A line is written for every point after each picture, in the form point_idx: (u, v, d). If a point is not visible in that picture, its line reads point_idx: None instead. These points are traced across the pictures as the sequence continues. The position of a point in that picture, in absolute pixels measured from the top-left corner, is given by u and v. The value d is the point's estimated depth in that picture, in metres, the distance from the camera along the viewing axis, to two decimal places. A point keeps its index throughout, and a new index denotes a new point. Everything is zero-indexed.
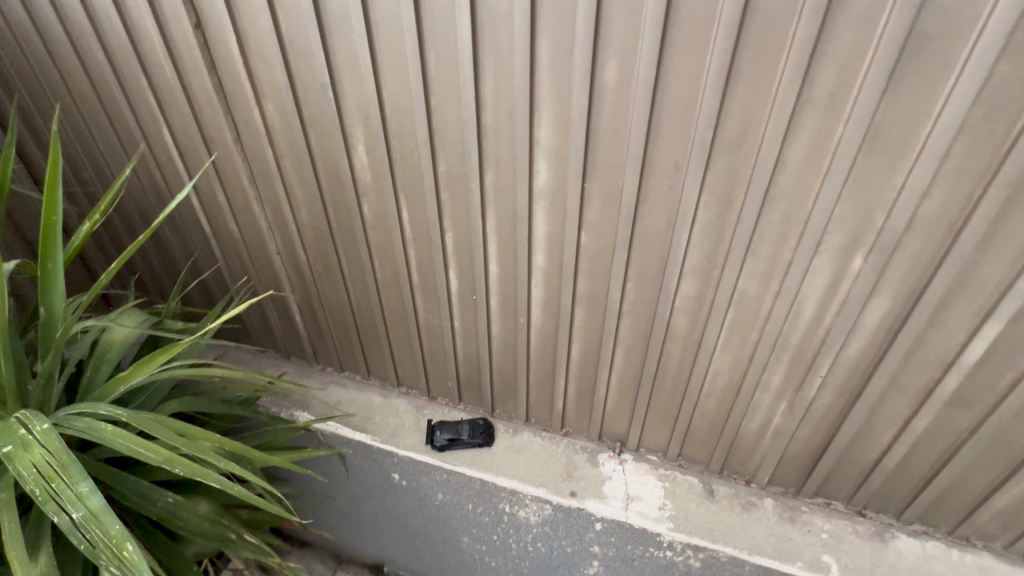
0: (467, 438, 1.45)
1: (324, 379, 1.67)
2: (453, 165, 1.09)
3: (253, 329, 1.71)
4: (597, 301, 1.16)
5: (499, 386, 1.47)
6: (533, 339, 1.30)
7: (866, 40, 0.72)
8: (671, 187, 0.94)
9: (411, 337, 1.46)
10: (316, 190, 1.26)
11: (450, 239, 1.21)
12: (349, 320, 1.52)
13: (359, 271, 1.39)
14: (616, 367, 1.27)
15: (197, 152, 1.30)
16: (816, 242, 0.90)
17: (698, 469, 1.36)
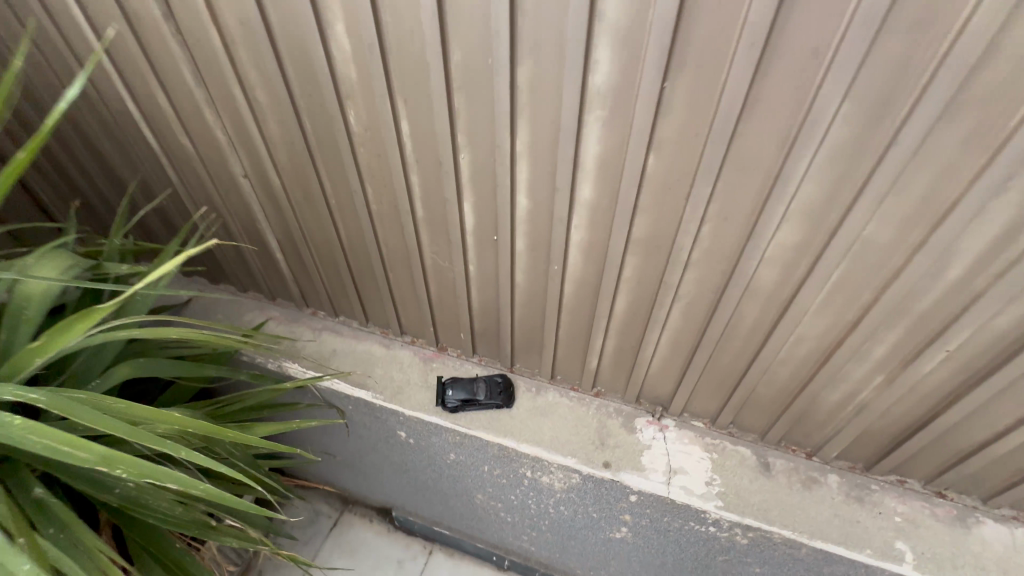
0: (483, 399, 1.25)
1: (316, 325, 1.45)
2: (472, 56, 0.77)
3: (230, 266, 1.46)
4: (657, 248, 0.89)
5: (521, 341, 1.25)
6: (568, 290, 1.05)
7: None
8: (798, 86, 0.64)
9: (416, 282, 1.21)
10: (284, 91, 0.94)
11: (466, 162, 0.92)
12: (340, 259, 1.25)
13: (348, 201, 1.10)
14: (670, 327, 1.03)
15: (121, 36, 0.96)
16: (1007, 173, 0.62)
17: (751, 439, 1.18)
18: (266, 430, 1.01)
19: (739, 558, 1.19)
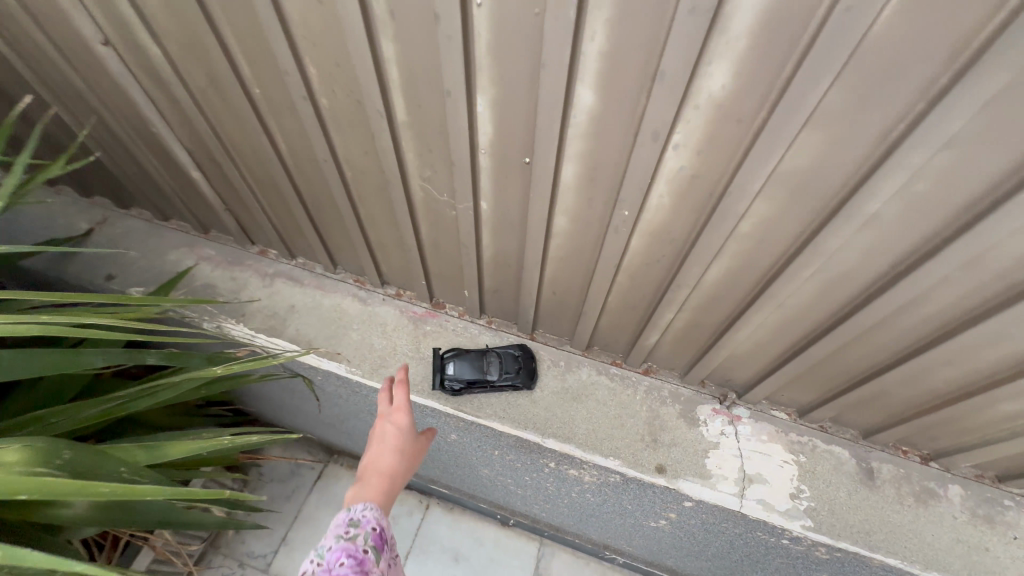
0: (494, 380, 0.92)
1: (267, 269, 1.08)
2: None
3: (139, 188, 1.05)
4: (819, 189, 0.51)
5: (549, 305, 0.90)
6: (634, 246, 0.68)
7: None
8: None
9: (398, 222, 0.82)
10: None
11: (483, 17, 0.49)
12: (283, 185, 0.84)
13: (282, 92, 0.67)
14: (787, 307, 0.68)
15: None
16: None
17: (849, 436, 0.90)
18: (181, 453, 0.69)
19: (809, 566, 0.97)
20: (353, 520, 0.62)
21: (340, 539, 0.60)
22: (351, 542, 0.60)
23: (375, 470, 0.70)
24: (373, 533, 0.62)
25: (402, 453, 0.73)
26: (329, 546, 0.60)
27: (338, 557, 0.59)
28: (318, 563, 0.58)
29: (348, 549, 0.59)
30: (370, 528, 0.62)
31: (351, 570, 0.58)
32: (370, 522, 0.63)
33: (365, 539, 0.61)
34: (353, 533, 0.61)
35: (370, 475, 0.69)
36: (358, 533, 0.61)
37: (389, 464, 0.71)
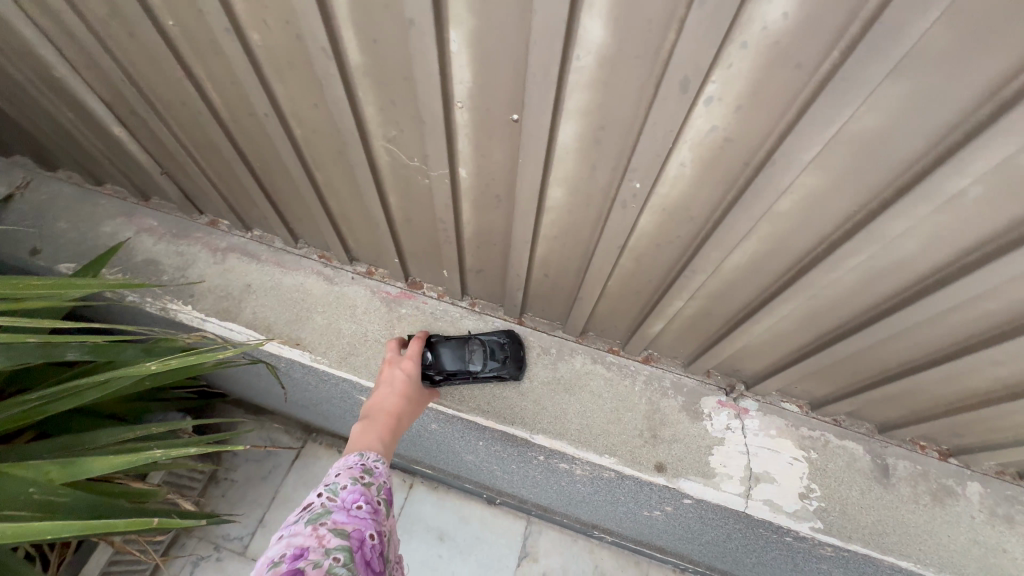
0: (479, 372, 0.81)
1: (219, 244, 0.95)
2: None
3: (60, 146, 0.89)
4: (888, 158, 0.40)
5: (540, 287, 0.79)
6: (644, 224, 0.57)
7: None
8: None
9: (363, 191, 0.69)
10: None
11: None
12: (222, 144, 0.70)
13: (204, 25, 0.53)
14: (820, 298, 0.58)
15: None
16: None
17: (864, 431, 0.83)
18: (105, 467, 0.59)
19: (809, 561, 0.92)
20: (368, 458, 0.62)
21: (358, 481, 0.57)
22: (368, 487, 0.57)
23: (382, 413, 0.70)
24: (384, 485, 0.60)
25: (407, 402, 0.73)
26: (343, 485, 0.56)
27: (356, 499, 0.55)
28: (332, 498, 0.55)
29: (365, 494, 0.56)
30: (383, 480, 0.60)
31: (367, 515, 0.55)
32: (381, 465, 0.62)
33: (379, 490, 0.59)
34: (369, 479, 0.59)
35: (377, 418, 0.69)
36: (374, 481, 0.59)
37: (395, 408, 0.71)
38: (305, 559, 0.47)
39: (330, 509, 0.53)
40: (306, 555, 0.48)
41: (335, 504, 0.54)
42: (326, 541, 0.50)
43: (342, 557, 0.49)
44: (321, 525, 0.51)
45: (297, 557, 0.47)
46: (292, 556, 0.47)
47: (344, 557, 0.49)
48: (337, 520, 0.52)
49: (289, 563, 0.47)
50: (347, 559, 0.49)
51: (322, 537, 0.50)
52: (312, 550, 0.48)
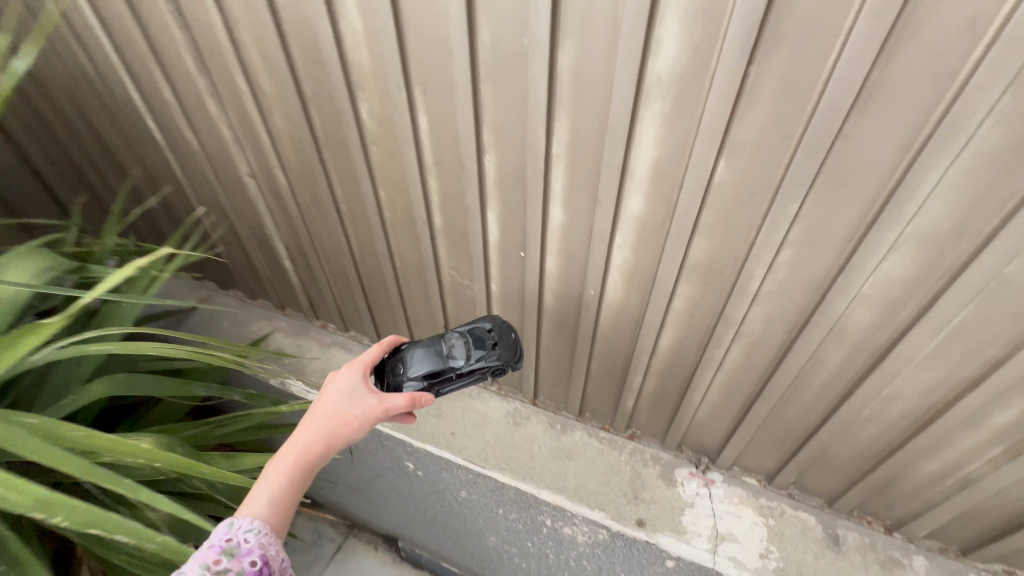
0: (461, 368, 0.76)
1: (325, 340, 1.34)
2: (504, 36, 0.63)
3: (240, 273, 1.37)
4: (718, 277, 0.74)
5: (547, 371, 1.09)
6: (605, 317, 0.90)
7: None
8: (934, 79, 0.48)
9: (431, 300, 1.08)
10: (292, 84, 0.83)
11: (491, 166, 0.78)
12: (350, 270, 1.14)
13: (361, 208, 0.99)
14: (726, 370, 0.86)
15: (126, 24, 0.89)
16: None
17: (815, 504, 1.00)
18: (252, 463, 0.90)
19: None
20: (240, 529, 0.60)
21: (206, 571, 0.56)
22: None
23: (294, 450, 0.66)
24: (250, 568, 0.57)
25: (336, 432, 0.67)
26: None
27: None
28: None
29: None
30: (248, 562, 0.57)
31: None
32: (253, 535, 0.59)
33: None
34: (224, 567, 0.57)
35: (286, 456, 0.66)
36: (232, 569, 0.57)
37: (313, 445, 0.66)
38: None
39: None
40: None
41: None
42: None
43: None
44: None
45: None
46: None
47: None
48: None
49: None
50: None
51: None
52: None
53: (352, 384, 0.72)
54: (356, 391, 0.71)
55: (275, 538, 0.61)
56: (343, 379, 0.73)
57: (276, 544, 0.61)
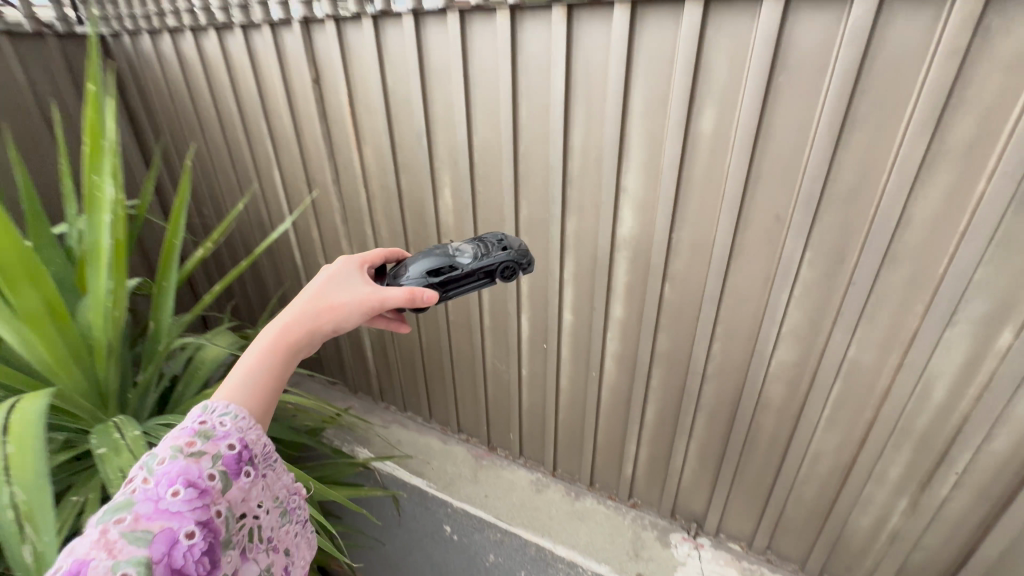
0: (465, 266, 0.84)
1: (387, 418, 1.67)
2: (535, 210, 1.08)
3: (327, 362, 1.77)
4: (678, 361, 1.07)
5: (563, 443, 1.38)
6: (605, 394, 1.22)
7: (1015, 88, 0.63)
8: (771, 242, 0.87)
9: (476, 382, 1.43)
10: (401, 231, 1.30)
11: (525, 284, 1.19)
12: (417, 358, 1.52)
13: (432, 312, 1.40)
14: (697, 437, 1.14)
15: (300, 194, 1.42)
16: (949, 313, 0.78)
17: (790, 569, 1.17)
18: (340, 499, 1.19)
19: None
20: (214, 412, 0.62)
21: (180, 458, 0.55)
22: (197, 463, 0.56)
23: (283, 328, 0.71)
24: (229, 453, 0.59)
25: (321, 314, 0.74)
26: (161, 463, 0.55)
27: (171, 483, 0.53)
28: (146, 483, 0.54)
29: (181, 479, 0.54)
30: (227, 447, 0.59)
31: (183, 503, 0.53)
32: (229, 421, 0.61)
33: (216, 462, 0.57)
34: (201, 451, 0.57)
35: (274, 333, 0.71)
36: (210, 454, 0.57)
37: (301, 321, 0.72)
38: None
39: (135, 500, 0.52)
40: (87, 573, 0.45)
41: (145, 494, 0.52)
42: (117, 550, 0.47)
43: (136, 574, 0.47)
44: (114, 527, 0.49)
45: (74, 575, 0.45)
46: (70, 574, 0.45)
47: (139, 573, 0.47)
48: (140, 515, 0.50)
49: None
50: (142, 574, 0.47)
51: (111, 545, 0.48)
52: (94, 564, 0.46)
53: (351, 282, 0.80)
54: (351, 288, 0.79)
55: (252, 417, 0.64)
56: (339, 276, 0.81)
57: (254, 429, 0.63)
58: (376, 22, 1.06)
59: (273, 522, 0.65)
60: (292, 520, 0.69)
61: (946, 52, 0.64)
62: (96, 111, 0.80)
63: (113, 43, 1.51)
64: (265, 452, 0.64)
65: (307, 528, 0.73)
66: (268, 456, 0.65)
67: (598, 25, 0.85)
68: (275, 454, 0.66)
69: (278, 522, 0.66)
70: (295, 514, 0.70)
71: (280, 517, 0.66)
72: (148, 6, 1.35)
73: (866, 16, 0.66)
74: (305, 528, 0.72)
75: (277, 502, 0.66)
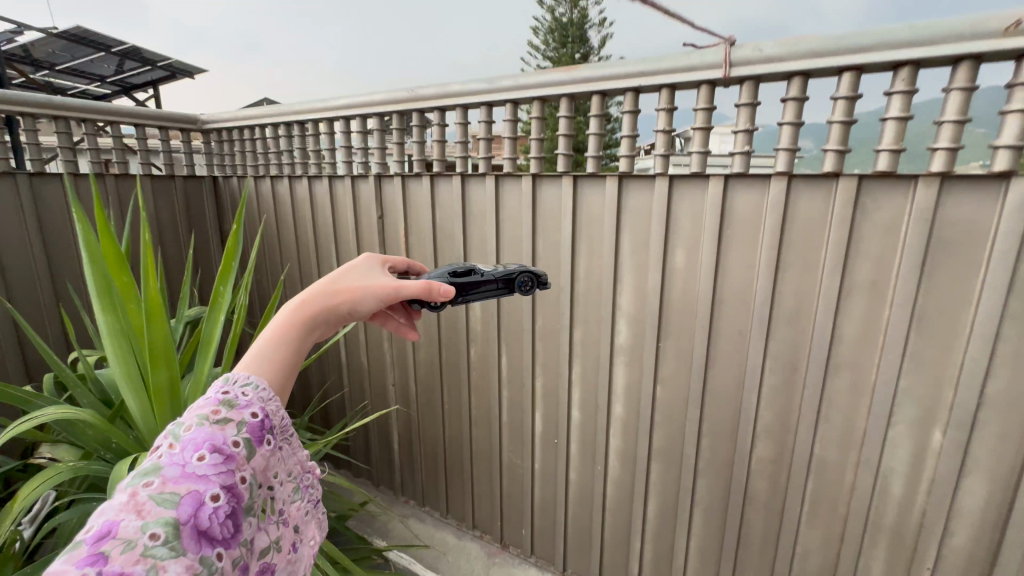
0: (487, 273, 0.80)
1: (406, 512, 1.76)
2: (549, 322, 1.32)
3: (355, 455, 1.91)
4: (673, 457, 1.21)
5: (573, 540, 1.45)
6: (610, 489, 1.34)
7: (894, 244, 0.89)
8: (738, 352, 1.07)
9: (492, 476, 1.55)
10: (435, 335, 1.55)
11: (539, 384, 1.39)
12: (439, 452, 1.66)
13: (457, 408, 1.58)
14: (696, 533, 1.23)
15: None
16: (888, 415, 0.95)
17: None
18: None
19: None
20: (234, 382, 0.54)
21: (206, 424, 0.48)
22: (221, 430, 0.48)
23: (297, 306, 0.62)
24: (253, 420, 0.51)
25: (341, 294, 0.65)
26: (188, 429, 0.48)
27: (199, 446, 0.46)
28: (171, 448, 0.46)
29: (211, 444, 0.47)
30: (250, 415, 0.51)
31: (212, 467, 0.46)
32: (251, 390, 0.53)
33: (241, 428, 0.50)
34: (225, 418, 0.49)
35: (289, 310, 0.61)
36: (234, 420, 0.50)
37: (317, 300, 0.63)
38: (111, 539, 0.38)
39: (162, 464, 0.45)
40: (113, 536, 0.38)
41: (170, 458, 0.45)
42: (146, 512, 0.40)
43: (163, 534, 0.39)
44: (143, 488, 0.42)
45: (101, 537, 0.38)
46: (94, 538, 0.38)
47: (167, 534, 0.40)
48: (167, 479, 0.43)
49: (89, 546, 0.37)
50: (170, 537, 0.40)
51: (140, 506, 0.41)
52: (122, 524, 0.39)
53: (370, 273, 0.72)
54: (369, 277, 0.71)
55: (272, 389, 0.56)
56: (358, 268, 0.73)
57: (275, 401, 0.55)
58: (433, 179, 1.43)
59: (287, 496, 0.55)
60: (306, 497, 0.58)
61: (839, 219, 0.91)
62: (233, 242, 1.11)
63: (223, 183, 1.96)
64: (282, 427, 0.56)
65: (320, 509, 0.62)
66: (285, 430, 0.57)
67: (595, 189, 1.17)
68: (292, 428, 0.58)
69: (291, 497, 0.56)
70: (308, 492, 0.59)
71: (294, 493, 0.57)
72: (258, 159, 1.83)
73: (781, 193, 0.95)
74: (318, 507, 0.61)
75: (291, 476, 0.57)
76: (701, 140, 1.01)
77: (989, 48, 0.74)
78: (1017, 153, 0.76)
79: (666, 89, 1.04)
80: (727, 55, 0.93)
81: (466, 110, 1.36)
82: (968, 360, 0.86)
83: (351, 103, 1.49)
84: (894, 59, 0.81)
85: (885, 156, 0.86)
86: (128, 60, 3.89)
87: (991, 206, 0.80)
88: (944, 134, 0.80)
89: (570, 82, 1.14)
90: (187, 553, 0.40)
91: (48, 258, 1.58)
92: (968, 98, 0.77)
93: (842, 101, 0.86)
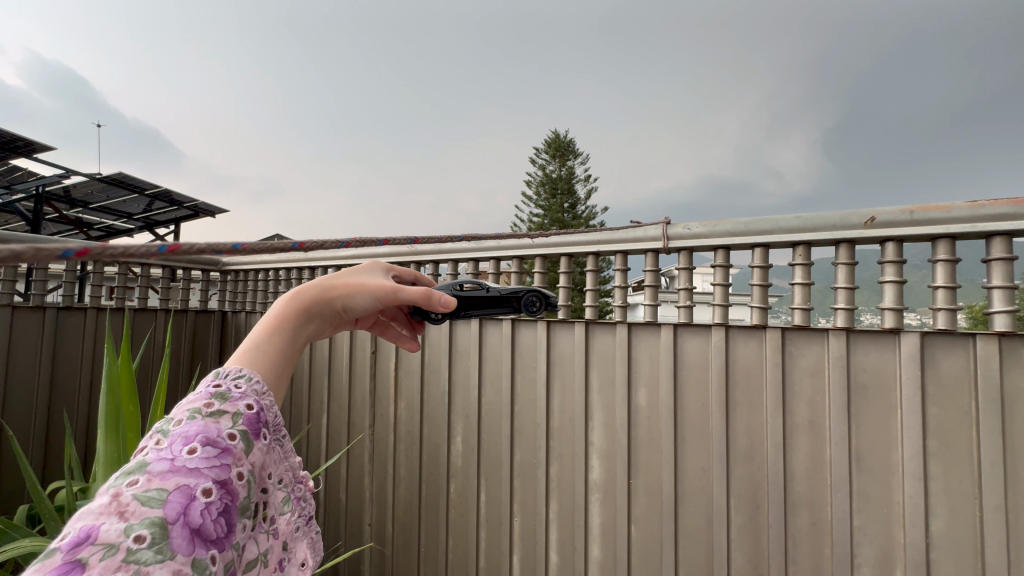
0: (493, 289, 0.80)
1: None
2: (526, 456, 1.37)
3: None
4: None
5: None
6: None
7: (821, 387, 1.02)
8: (702, 488, 1.13)
9: None
10: (416, 470, 1.56)
11: (516, 525, 1.38)
12: None
13: (433, 553, 1.52)
14: None
15: (339, 436, 1.75)
16: (851, 556, 0.97)
17: None
18: None
19: None
20: (226, 375, 0.47)
21: (196, 418, 0.41)
22: (215, 423, 0.42)
23: (291, 298, 0.55)
24: (249, 413, 0.44)
25: (337, 287, 0.58)
26: (175, 424, 0.41)
27: (187, 441, 0.40)
28: (158, 444, 0.40)
29: (202, 436, 0.40)
30: (246, 406, 0.44)
31: (203, 461, 0.39)
32: (245, 382, 0.47)
33: (237, 421, 0.43)
34: (219, 410, 0.43)
35: (284, 302, 0.54)
36: (229, 412, 0.43)
37: (312, 295, 0.56)
38: (91, 545, 0.32)
39: (148, 460, 0.38)
40: (92, 542, 0.32)
41: (157, 453, 0.39)
42: (129, 513, 0.34)
43: (151, 536, 0.34)
44: (127, 488, 0.36)
45: (78, 544, 0.32)
46: (70, 544, 0.32)
47: (155, 536, 0.34)
48: (153, 476, 0.37)
49: (65, 553, 0.31)
50: (159, 538, 0.34)
51: (123, 509, 0.34)
52: (104, 528, 0.33)
53: (373, 271, 0.66)
54: (370, 274, 0.64)
55: (269, 382, 0.50)
56: (359, 264, 0.66)
57: (270, 395, 0.48)
58: None
59: (279, 506, 0.49)
60: (296, 510, 0.52)
61: (773, 364, 1.05)
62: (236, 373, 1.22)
63: (232, 317, 2.13)
64: (276, 427, 0.49)
65: (312, 528, 0.55)
66: (278, 430, 0.50)
67: (565, 331, 1.34)
68: (286, 430, 0.51)
69: (281, 508, 0.50)
70: (299, 506, 0.53)
71: (283, 503, 0.50)
72: (269, 298, 2.04)
73: (721, 339, 1.11)
74: (310, 524, 0.54)
75: (282, 484, 0.51)
76: (652, 294, 1.23)
77: (857, 236, 0.98)
78: (899, 314, 0.94)
79: (621, 254, 1.28)
80: (664, 231, 1.18)
81: (456, 263, 1.59)
82: (908, 497, 0.92)
83: (360, 255, 1.74)
84: (790, 241, 1.04)
85: (798, 313, 1.04)
86: (154, 201, 4.42)
87: (892, 355, 0.95)
88: (840, 297, 1.00)
89: (542, 246, 1.39)
90: (177, 555, 0.34)
91: (51, 383, 1.65)
92: (852, 269, 0.99)
93: (758, 269, 1.08)
